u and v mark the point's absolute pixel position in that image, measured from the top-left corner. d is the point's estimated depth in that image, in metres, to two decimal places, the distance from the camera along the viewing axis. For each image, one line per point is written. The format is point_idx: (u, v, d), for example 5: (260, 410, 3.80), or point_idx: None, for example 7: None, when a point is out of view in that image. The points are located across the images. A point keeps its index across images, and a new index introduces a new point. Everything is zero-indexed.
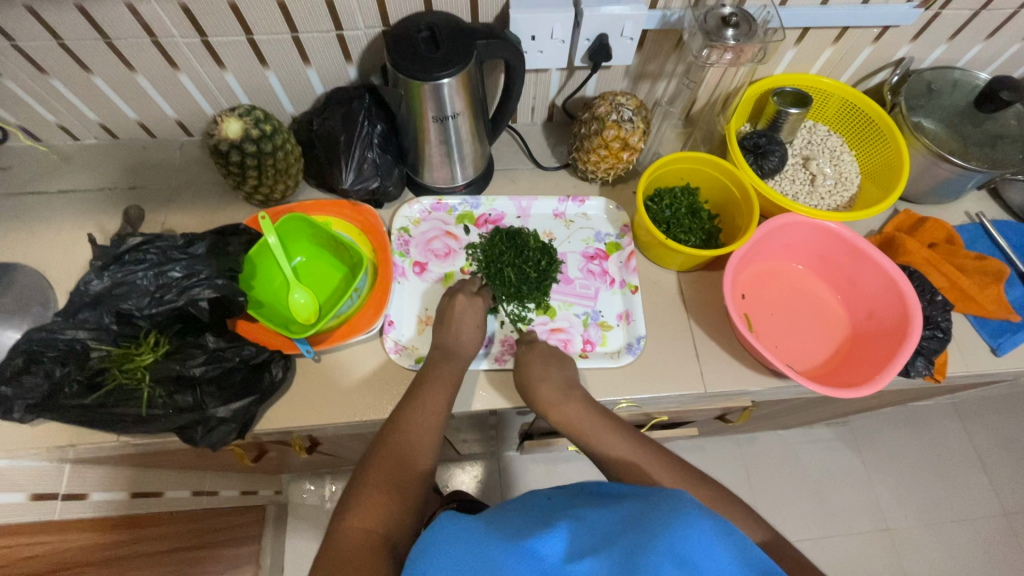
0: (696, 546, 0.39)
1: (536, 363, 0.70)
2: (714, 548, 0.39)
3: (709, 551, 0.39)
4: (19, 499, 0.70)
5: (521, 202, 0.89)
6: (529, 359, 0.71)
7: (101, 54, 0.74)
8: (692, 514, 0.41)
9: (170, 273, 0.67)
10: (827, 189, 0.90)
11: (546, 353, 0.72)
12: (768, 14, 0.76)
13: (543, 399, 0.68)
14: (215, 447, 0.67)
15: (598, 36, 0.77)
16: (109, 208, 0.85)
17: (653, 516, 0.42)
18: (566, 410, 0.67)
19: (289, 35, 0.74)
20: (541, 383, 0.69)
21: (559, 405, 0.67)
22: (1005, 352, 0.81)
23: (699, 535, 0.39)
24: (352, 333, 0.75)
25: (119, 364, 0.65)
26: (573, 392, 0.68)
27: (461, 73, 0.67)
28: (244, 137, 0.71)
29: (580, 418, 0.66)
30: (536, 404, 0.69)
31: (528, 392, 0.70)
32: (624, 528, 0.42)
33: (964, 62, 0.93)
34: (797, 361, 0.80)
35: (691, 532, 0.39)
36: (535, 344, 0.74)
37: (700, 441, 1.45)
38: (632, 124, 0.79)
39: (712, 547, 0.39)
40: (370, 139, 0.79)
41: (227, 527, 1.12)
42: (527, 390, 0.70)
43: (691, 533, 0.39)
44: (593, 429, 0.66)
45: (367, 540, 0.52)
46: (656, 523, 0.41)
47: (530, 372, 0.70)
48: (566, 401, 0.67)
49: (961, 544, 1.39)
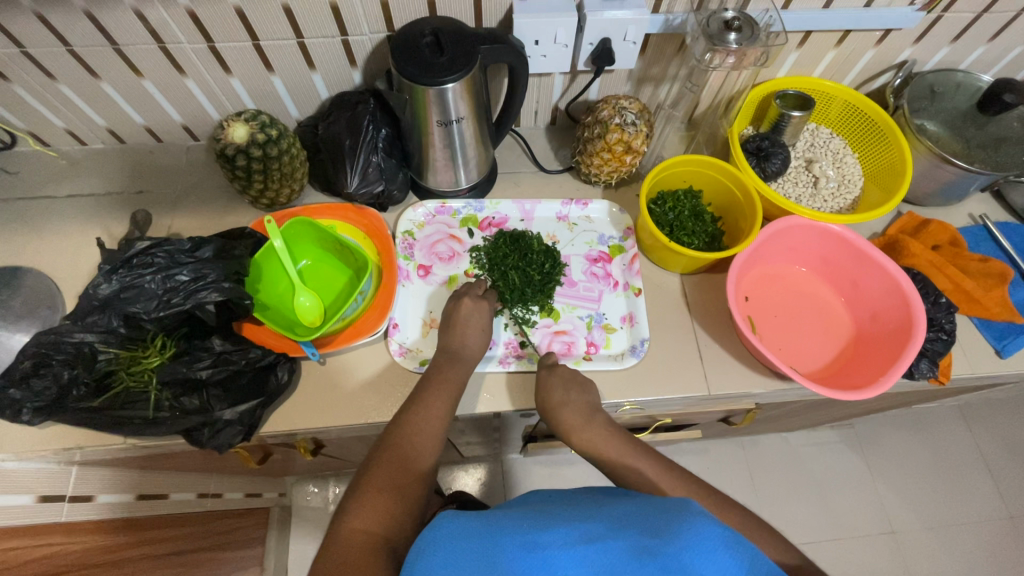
0: (698, 552, 0.39)
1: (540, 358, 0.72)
2: (714, 555, 0.39)
3: (710, 557, 0.39)
4: (25, 501, 0.71)
5: (524, 205, 0.89)
6: (552, 383, 0.71)
7: (109, 59, 0.75)
8: (697, 523, 0.41)
9: (178, 276, 0.67)
10: (830, 191, 0.90)
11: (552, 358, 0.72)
12: (771, 17, 0.77)
13: (566, 424, 0.68)
14: (221, 449, 0.68)
15: (601, 40, 0.78)
16: (115, 212, 0.86)
17: (653, 525, 0.42)
18: (588, 436, 0.67)
19: (294, 40, 0.75)
20: (564, 408, 0.69)
21: (582, 430, 0.68)
22: (1009, 354, 0.81)
23: (700, 542, 0.39)
24: (357, 335, 0.75)
25: (126, 366, 0.66)
26: (596, 418, 0.69)
27: (466, 77, 0.67)
28: (251, 141, 0.72)
29: (604, 443, 0.67)
30: (558, 428, 0.70)
31: (550, 416, 0.70)
32: (623, 534, 0.42)
33: (967, 64, 0.93)
34: (800, 363, 0.80)
35: (691, 540, 0.39)
36: (554, 366, 0.73)
37: (703, 443, 1.45)
38: (635, 128, 0.79)
39: (714, 554, 0.39)
40: (374, 143, 0.80)
41: (231, 529, 1.12)
42: (549, 415, 0.70)
43: (693, 541, 0.39)
44: (618, 454, 0.66)
45: (367, 542, 0.52)
46: (656, 532, 0.41)
47: (552, 396, 0.70)
48: (587, 427, 0.68)
49: (967, 547, 1.38)
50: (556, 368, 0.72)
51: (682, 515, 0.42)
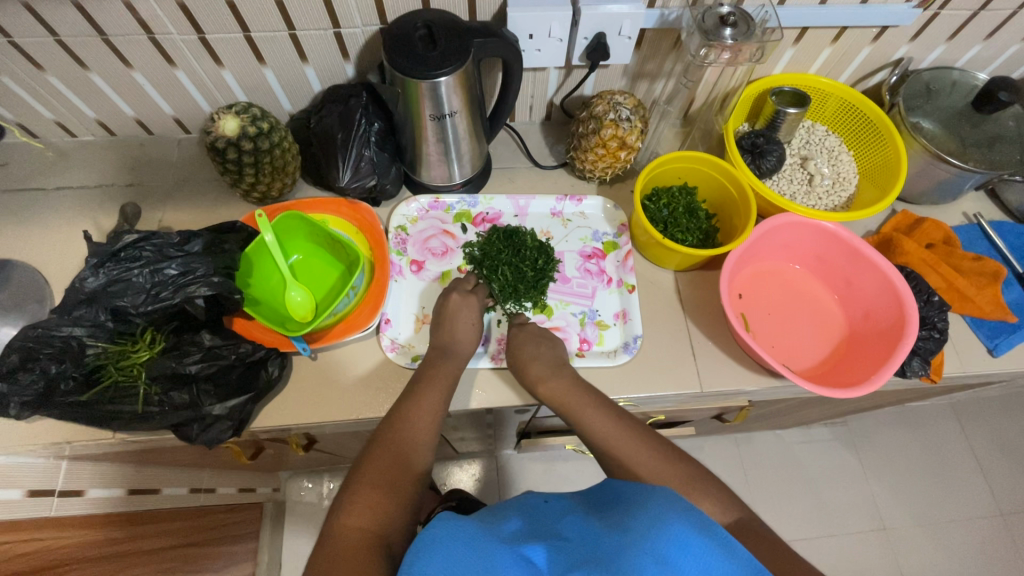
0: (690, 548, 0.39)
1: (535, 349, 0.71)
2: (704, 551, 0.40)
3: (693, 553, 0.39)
4: (15, 496, 0.70)
5: (518, 201, 0.89)
6: (520, 341, 0.73)
7: (98, 50, 0.74)
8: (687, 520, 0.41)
9: (166, 270, 0.66)
10: (824, 189, 0.90)
11: (527, 330, 0.74)
12: (767, 13, 0.76)
13: (531, 374, 0.69)
14: (211, 444, 0.68)
15: (596, 35, 0.77)
16: (106, 205, 0.85)
17: (643, 519, 0.42)
18: (553, 386, 0.68)
19: (286, 32, 0.74)
20: (529, 361, 0.70)
21: (564, 397, 0.68)
22: (1002, 353, 0.81)
23: (688, 539, 0.40)
24: (349, 331, 0.75)
25: (115, 361, 0.66)
26: (562, 370, 0.69)
27: (458, 71, 0.67)
28: (241, 135, 0.71)
29: None
30: (524, 381, 0.70)
31: (517, 368, 0.71)
32: (613, 533, 0.42)
33: (964, 62, 0.93)
34: (793, 361, 0.80)
35: (678, 536, 0.40)
36: (526, 324, 0.76)
37: (697, 441, 1.45)
38: (630, 124, 0.79)
39: (698, 549, 0.40)
40: (367, 137, 0.79)
41: (223, 524, 1.12)
42: (517, 368, 0.71)
43: (681, 535, 0.40)
44: (580, 403, 0.66)
45: (361, 539, 0.52)
46: (648, 526, 0.41)
47: (543, 377, 0.70)
48: (551, 377, 0.69)
49: (959, 545, 1.39)
50: (533, 336, 0.73)
51: (674, 512, 0.42)
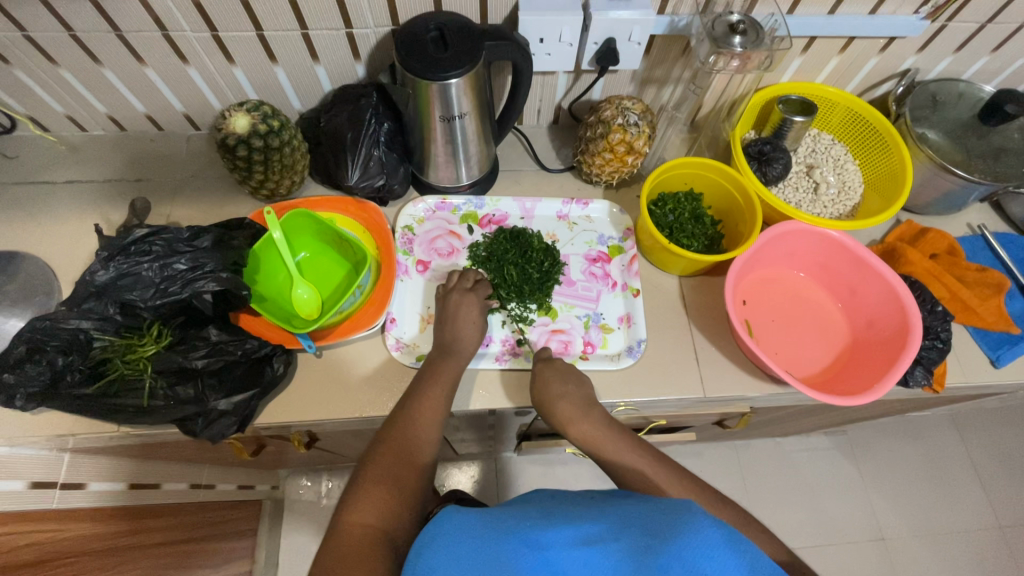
0: (706, 554, 0.38)
1: (561, 386, 0.70)
2: (725, 557, 0.38)
3: (713, 557, 0.38)
4: (18, 488, 0.71)
5: (525, 203, 0.89)
6: (549, 374, 0.71)
7: (112, 46, 0.74)
8: (703, 522, 0.41)
9: (175, 265, 0.67)
10: (830, 197, 0.91)
11: (555, 366, 0.72)
12: (776, 22, 0.77)
13: (561, 416, 0.68)
14: (214, 439, 0.68)
15: (606, 40, 0.77)
16: (114, 200, 0.86)
17: (657, 522, 0.42)
18: (578, 426, 0.68)
19: (298, 31, 0.75)
20: (552, 388, 0.70)
21: (576, 422, 0.68)
22: (1004, 364, 0.82)
23: (708, 544, 0.39)
24: (354, 329, 0.75)
25: (121, 354, 0.66)
26: (592, 411, 0.69)
27: (469, 74, 0.67)
28: (251, 132, 0.71)
29: (598, 426, 0.68)
30: (547, 405, 0.71)
31: (544, 407, 0.70)
32: (630, 535, 0.41)
33: (970, 74, 0.93)
34: (796, 367, 0.80)
35: (700, 541, 0.39)
36: (552, 360, 0.74)
37: (697, 446, 1.45)
38: (638, 129, 0.79)
39: (722, 556, 0.38)
40: (376, 137, 0.80)
41: (222, 521, 1.12)
42: (541, 402, 0.70)
43: (703, 542, 0.39)
44: (608, 442, 0.67)
45: (366, 536, 0.52)
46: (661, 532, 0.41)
47: (546, 377, 0.71)
48: (581, 419, 0.68)
49: (957, 557, 1.39)
50: (558, 372, 0.72)
51: (690, 517, 0.41)
